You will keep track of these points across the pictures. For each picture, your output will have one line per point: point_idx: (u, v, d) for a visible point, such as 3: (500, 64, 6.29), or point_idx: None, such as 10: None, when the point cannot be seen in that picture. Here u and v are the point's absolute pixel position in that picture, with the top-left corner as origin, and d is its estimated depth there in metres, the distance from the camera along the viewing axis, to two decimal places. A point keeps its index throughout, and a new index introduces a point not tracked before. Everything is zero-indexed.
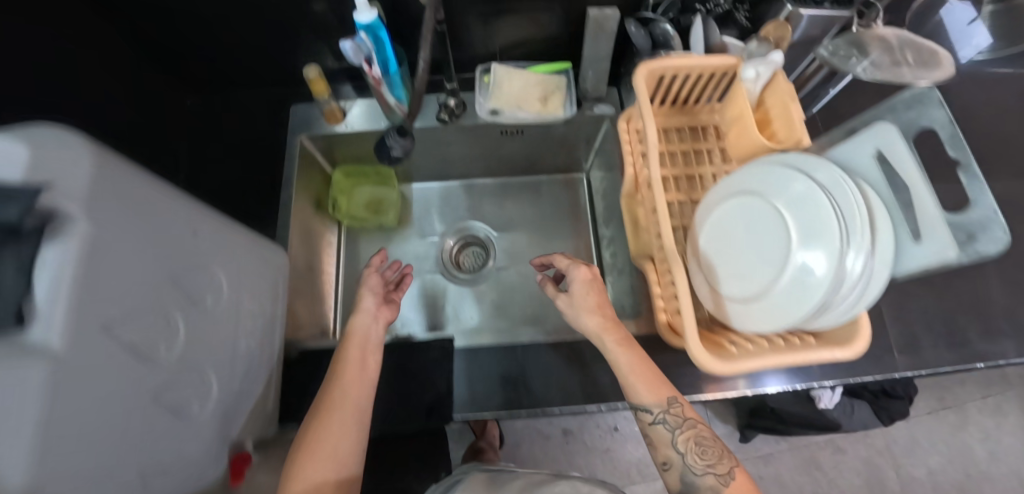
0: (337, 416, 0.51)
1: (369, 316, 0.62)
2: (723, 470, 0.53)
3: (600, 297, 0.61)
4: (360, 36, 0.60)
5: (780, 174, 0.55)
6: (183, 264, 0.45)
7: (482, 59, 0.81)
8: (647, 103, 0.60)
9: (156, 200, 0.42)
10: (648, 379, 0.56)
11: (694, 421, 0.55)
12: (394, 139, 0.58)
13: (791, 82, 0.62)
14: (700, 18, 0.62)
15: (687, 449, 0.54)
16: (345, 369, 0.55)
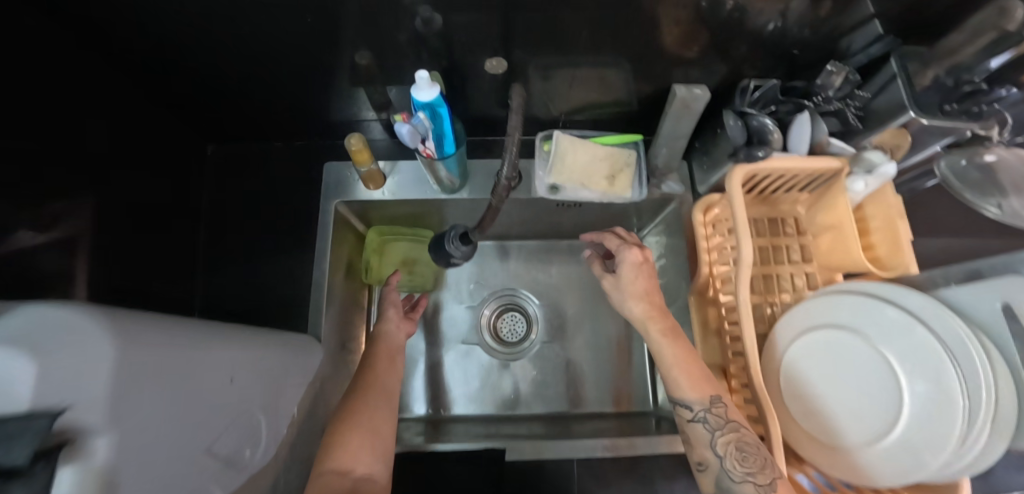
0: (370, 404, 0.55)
1: (393, 322, 0.68)
2: (764, 480, 0.46)
3: (648, 284, 0.60)
4: (418, 117, 0.53)
5: (883, 311, 0.51)
6: (213, 423, 0.38)
7: (539, 117, 0.72)
8: (744, 212, 0.54)
9: (189, 365, 0.35)
10: (691, 371, 0.53)
11: (738, 425, 0.49)
12: (456, 246, 0.57)
13: (900, 195, 0.56)
14: (806, 114, 0.55)
15: (725, 452, 0.48)
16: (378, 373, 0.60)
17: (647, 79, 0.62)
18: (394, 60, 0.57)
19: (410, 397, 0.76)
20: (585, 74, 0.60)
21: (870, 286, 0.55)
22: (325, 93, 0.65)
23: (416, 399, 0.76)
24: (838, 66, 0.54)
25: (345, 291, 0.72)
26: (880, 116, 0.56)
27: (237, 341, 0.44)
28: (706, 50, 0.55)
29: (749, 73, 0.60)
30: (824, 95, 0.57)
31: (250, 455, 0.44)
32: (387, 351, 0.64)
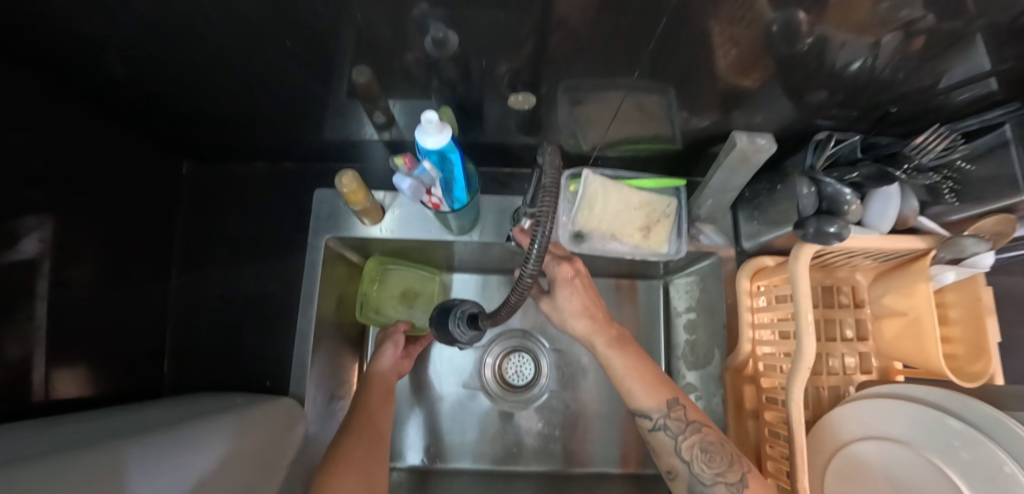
0: (360, 456, 0.47)
1: (391, 361, 0.62)
2: (735, 478, 0.41)
3: (586, 298, 0.53)
4: (423, 166, 0.44)
5: (952, 431, 0.44)
6: None
7: (563, 148, 0.62)
8: (808, 300, 0.46)
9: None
10: (646, 377, 0.47)
11: (700, 425, 0.44)
12: (461, 330, 0.43)
13: (993, 287, 0.48)
14: (895, 186, 0.47)
15: (691, 458, 0.43)
16: (376, 410, 0.54)
17: (698, 119, 0.52)
18: (397, 85, 0.47)
19: (404, 446, 0.70)
20: (625, 110, 0.50)
21: (943, 397, 0.47)
22: (316, 112, 0.55)
23: (416, 449, 0.70)
24: (946, 128, 0.45)
25: (335, 333, 0.64)
26: (981, 189, 0.46)
27: (188, 448, 0.38)
28: (779, 96, 0.45)
29: (824, 123, 0.49)
30: (917, 161, 0.47)
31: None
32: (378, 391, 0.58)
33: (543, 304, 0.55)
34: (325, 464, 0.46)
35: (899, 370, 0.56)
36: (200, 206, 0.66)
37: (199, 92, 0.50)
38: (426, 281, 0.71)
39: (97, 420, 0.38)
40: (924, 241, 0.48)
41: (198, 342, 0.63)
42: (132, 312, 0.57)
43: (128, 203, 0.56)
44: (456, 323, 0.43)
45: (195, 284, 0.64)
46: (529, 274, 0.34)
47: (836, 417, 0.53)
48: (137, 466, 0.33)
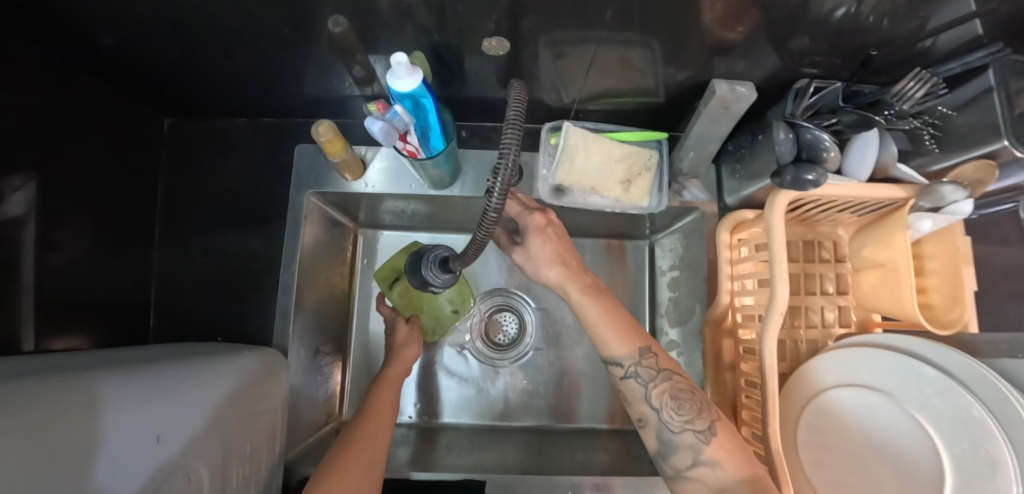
0: (367, 448, 0.45)
1: (405, 364, 0.60)
2: (703, 425, 0.42)
3: (559, 246, 0.50)
4: (395, 110, 0.44)
5: (910, 372, 0.45)
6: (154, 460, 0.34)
7: (544, 103, 0.61)
8: (783, 249, 0.46)
9: (79, 436, 0.30)
10: (619, 324, 0.46)
11: (670, 373, 0.44)
12: (434, 273, 0.45)
13: (969, 236, 0.48)
14: (874, 132, 0.47)
15: (661, 405, 0.43)
16: (382, 405, 0.52)
17: (680, 70, 0.51)
18: (371, 32, 0.46)
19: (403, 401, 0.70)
20: (605, 61, 0.49)
21: (920, 345, 0.47)
22: (292, 66, 0.54)
23: (411, 406, 0.71)
24: (924, 73, 0.44)
25: (320, 290, 0.65)
26: (961, 137, 0.47)
27: (170, 386, 0.38)
28: (760, 43, 0.44)
29: (807, 71, 0.48)
30: (897, 108, 0.46)
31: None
32: (393, 384, 0.57)
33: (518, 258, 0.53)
34: (334, 451, 0.45)
35: (878, 322, 0.57)
36: (181, 165, 0.66)
37: (171, 46, 0.49)
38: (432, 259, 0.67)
39: (75, 358, 0.38)
40: (903, 189, 0.47)
41: (183, 299, 0.63)
42: (115, 269, 0.57)
43: (109, 161, 0.56)
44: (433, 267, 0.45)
45: (178, 242, 0.65)
46: (493, 209, 0.34)
47: (808, 367, 0.53)
48: (112, 396, 0.33)
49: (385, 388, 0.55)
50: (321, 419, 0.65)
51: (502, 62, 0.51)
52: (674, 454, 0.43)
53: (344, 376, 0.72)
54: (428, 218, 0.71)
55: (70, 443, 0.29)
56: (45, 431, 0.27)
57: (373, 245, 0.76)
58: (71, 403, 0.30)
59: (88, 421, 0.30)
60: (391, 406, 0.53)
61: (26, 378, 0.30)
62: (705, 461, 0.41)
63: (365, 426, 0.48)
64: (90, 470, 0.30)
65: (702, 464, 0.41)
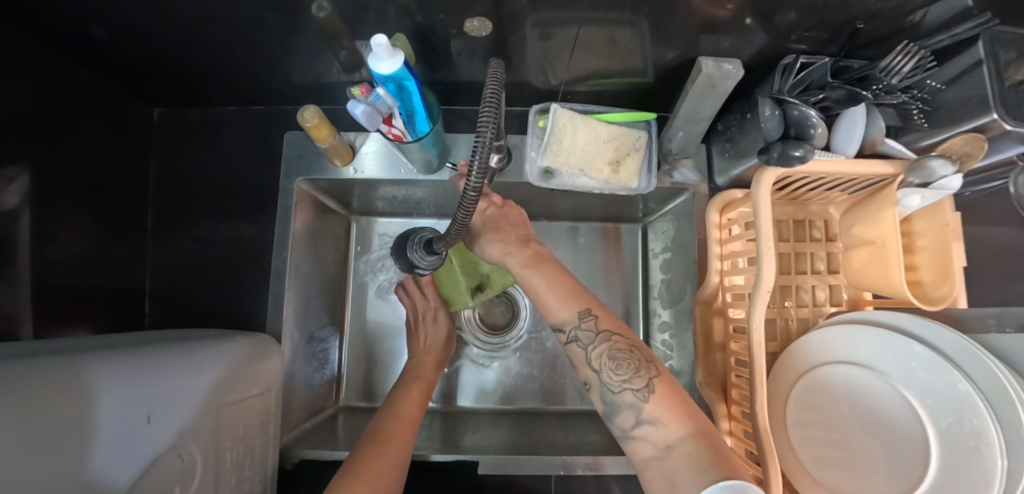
0: (394, 448, 0.47)
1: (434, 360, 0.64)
2: (641, 383, 0.40)
3: (499, 222, 0.53)
4: (378, 92, 0.44)
5: (900, 349, 0.45)
6: (147, 435, 0.35)
7: (533, 86, 0.61)
8: (769, 225, 0.45)
9: (74, 416, 0.30)
10: (562, 290, 0.46)
11: (609, 332, 0.43)
12: (421, 256, 0.47)
13: (959, 213, 0.47)
14: (862, 106, 0.46)
15: (601, 366, 0.42)
16: (410, 403, 0.56)
17: (667, 49, 0.50)
18: (356, 15, 0.46)
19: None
20: (591, 41, 0.49)
21: (908, 321, 0.47)
22: (278, 52, 0.54)
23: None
24: (910, 46, 0.44)
25: (314, 277, 0.65)
26: (951, 111, 0.46)
27: (164, 365, 0.39)
28: (747, 17, 0.43)
29: (796, 46, 0.48)
30: (886, 83, 0.46)
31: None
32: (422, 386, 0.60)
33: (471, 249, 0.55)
34: (361, 449, 0.47)
35: (869, 300, 0.56)
36: (172, 154, 0.66)
37: (159, 35, 0.49)
38: (494, 272, 0.64)
39: (68, 341, 0.39)
40: (891, 165, 0.47)
41: (176, 287, 0.64)
42: (105, 257, 0.58)
43: (100, 150, 0.57)
44: (424, 247, 0.46)
45: (170, 231, 0.65)
46: (473, 189, 0.33)
47: (797, 347, 0.53)
48: (107, 375, 0.34)
49: (413, 389, 0.58)
50: (317, 404, 0.66)
51: (487, 43, 0.51)
52: (619, 415, 0.41)
53: (341, 361, 0.73)
54: (419, 203, 0.71)
55: (65, 422, 0.29)
56: (40, 411, 0.28)
57: (365, 232, 0.77)
58: (64, 380, 0.30)
59: (83, 401, 0.31)
60: (419, 410, 0.56)
61: (19, 357, 0.30)
62: (648, 420, 0.39)
63: (394, 429, 0.50)
64: (85, 443, 0.30)
65: (645, 423, 0.39)
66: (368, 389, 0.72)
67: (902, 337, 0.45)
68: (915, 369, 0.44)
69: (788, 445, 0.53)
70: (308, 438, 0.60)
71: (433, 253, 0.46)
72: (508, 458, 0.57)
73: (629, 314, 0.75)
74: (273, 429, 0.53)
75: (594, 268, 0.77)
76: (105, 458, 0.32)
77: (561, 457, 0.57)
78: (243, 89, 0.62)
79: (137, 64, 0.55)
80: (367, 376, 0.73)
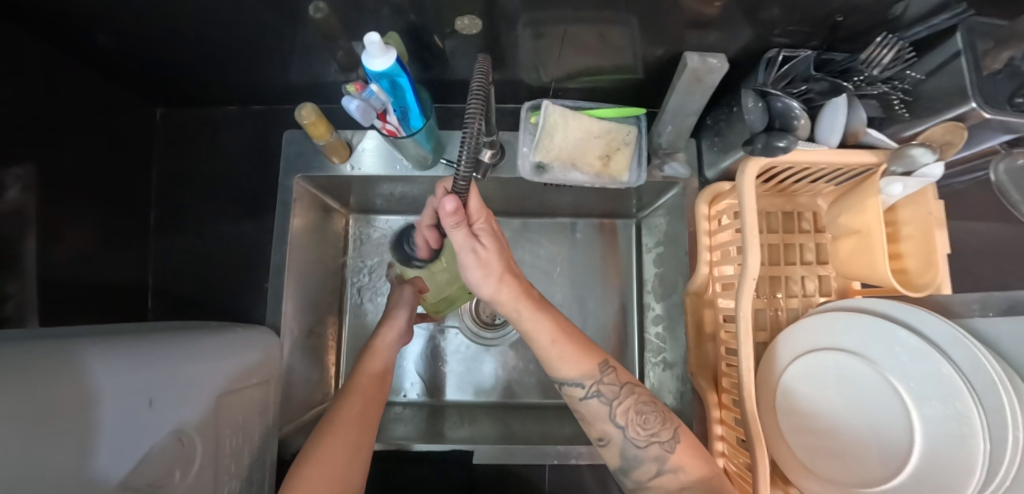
0: (348, 432, 0.46)
1: (395, 331, 0.59)
2: (667, 436, 0.44)
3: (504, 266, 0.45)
4: (370, 89, 0.45)
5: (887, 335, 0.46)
6: (148, 419, 0.36)
7: (526, 84, 0.62)
8: (755, 215, 0.46)
9: (78, 396, 0.31)
10: (575, 344, 0.47)
11: (632, 387, 0.46)
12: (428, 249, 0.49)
13: (943, 200, 0.48)
14: (844, 97, 0.46)
15: (627, 424, 0.45)
16: (365, 382, 0.53)
17: (654, 45, 0.52)
18: (352, 15, 0.48)
19: (402, 380, 0.72)
20: (580, 38, 0.50)
21: (894, 308, 0.47)
22: (276, 53, 0.55)
23: (421, 386, 0.72)
24: (888, 38, 0.46)
25: (312, 272, 0.67)
26: (932, 102, 0.47)
27: (164, 353, 0.40)
28: (728, 13, 0.45)
29: (779, 41, 0.49)
30: (867, 74, 0.47)
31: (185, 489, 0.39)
32: (378, 357, 0.57)
33: (446, 202, 0.37)
34: (314, 436, 0.46)
35: (858, 290, 0.57)
36: (174, 154, 0.68)
37: (160, 36, 0.51)
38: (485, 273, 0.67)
39: (74, 328, 0.40)
40: (873, 154, 0.47)
41: (178, 284, 0.65)
42: (110, 254, 0.59)
43: (105, 150, 0.58)
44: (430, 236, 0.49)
45: (173, 229, 0.67)
46: (463, 177, 0.37)
47: (787, 336, 0.53)
48: (106, 360, 0.34)
49: (368, 362, 0.55)
50: (316, 398, 0.67)
51: (479, 41, 0.52)
52: (637, 465, 0.45)
53: (340, 357, 0.74)
54: (416, 200, 0.73)
55: (68, 403, 0.30)
56: (45, 392, 0.29)
57: (364, 229, 0.78)
58: (68, 363, 0.31)
59: (85, 383, 0.32)
60: (379, 386, 0.53)
61: (23, 340, 0.32)
62: (669, 469, 0.44)
63: (347, 409, 0.49)
64: (90, 423, 0.32)
65: (665, 472, 0.44)
66: None
67: (888, 323, 0.46)
68: (901, 355, 0.45)
69: (778, 432, 0.53)
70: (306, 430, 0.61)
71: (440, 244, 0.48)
72: (501, 448, 0.58)
73: (624, 308, 0.76)
74: (272, 420, 0.54)
75: (590, 263, 0.78)
76: (109, 440, 0.33)
77: (555, 448, 0.57)
78: (243, 89, 0.64)
79: (139, 65, 0.57)
80: None
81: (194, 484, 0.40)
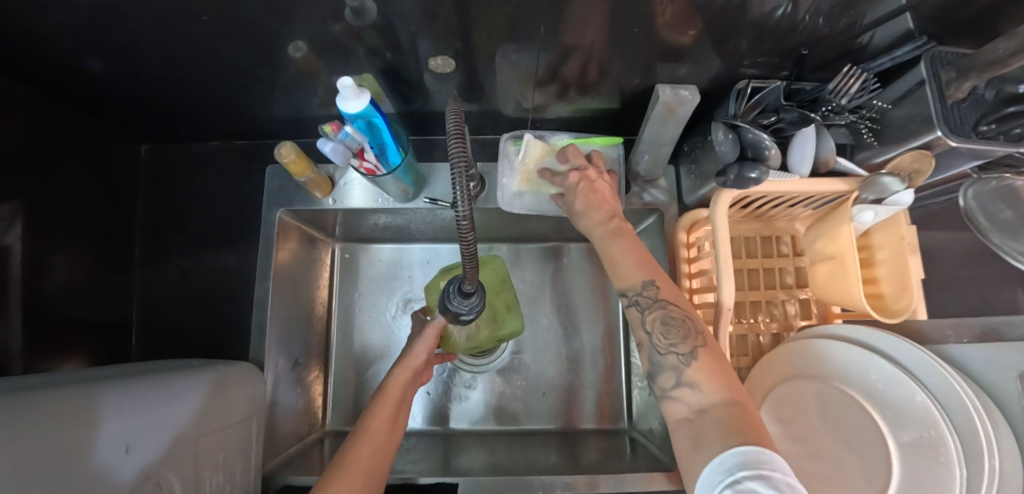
0: (359, 478, 0.42)
1: (410, 372, 0.55)
2: (687, 349, 0.39)
3: (601, 197, 0.50)
4: (346, 130, 0.46)
5: (859, 363, 0.46)
6: (127, 462, 0.36)
7: (505, 115, 0.64)
8: (728, 245, 0.47)
9: (67, 436, 0.32)
10: (636, 256, 0.44)
11: (668, 299, 0.42)
12: (458, 302, 0.44)
13: (914, 226, 0.49)
14: (811, 127, 0.47)
15: (652, 328, 0.41)
16: (377, 422, 0.49)
17: (626, 77, 0.53)
18: (330, 55, 0.49)
19: None
20: (555, 71, 0.52)
21: (871, 336, 0.48)
22: (258, 91, 0.57)
23: (418, 414, 0.73)
24: (855, 69, 0.46)
25: (297, 304, 0.67)
26: (898, 130, 0.48)
27: (144, 396, 0.40)
28: (696, 47, 0.46)
29: (747, 71, 0.50)
30: (835, 103, 0.48)
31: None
32: (394, 397, 0.52)
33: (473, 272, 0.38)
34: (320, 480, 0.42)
35: (837, 313, 0.57)
36: (159, 188, 0.69)
37: (145, 74, 0.52)
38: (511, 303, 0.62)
39: (58, 372, 0.41)
40: (843, 182, 0.48)
41: (164, 319, 0.66)
42: (94, 291, 0.59)
43: (89, 185, 0.59)
44: (455, 281, 0.45)
45: (158, 264, 0.67)
46: (464, 218, 0.35)
47: (767, 363, 0.54)
48: (112, 403, 0.37)
49: (381, 404, 0.50)
50: (302, 430, 0.67)
51: (457, 77, 0.54)
52: (660, 376, 0.40)
53: (328, 387, 0.74)
54: (400, 230, 0.73)
55: (60, 449, 0.31)
56: (34, 440, 0.30)
57: (349, 258, 0.78)
58: (54, 407, 0.32)
59: (73, 428, 0.33)
60: (393, 428, 0.50)
61: (15, 389, 0.33)
62: (687, 383, 0.38)
63: (357, 449, 0.45)
64: (79, 465, 0.32)
65: (684, 385, 0.38)
66: (353, 415, 0.73)
67: (861, 351, 0.46)
68: (874, 382, 0.46)
69: None
70: (291, 464, 0.61)
71: (471, 294, 0.44)
72: (482, 478, 0.57)
73: (610, 331, 0.77)
74: (254, 456, 0.54)
75: (576, 287, 0.78)
76: (93, 485, 0.33)
77: (538, 478, 0.56)
78: (229, 126, 0.65)
79: (125, 103, 0.58)
80: (353, 400, 0.74)
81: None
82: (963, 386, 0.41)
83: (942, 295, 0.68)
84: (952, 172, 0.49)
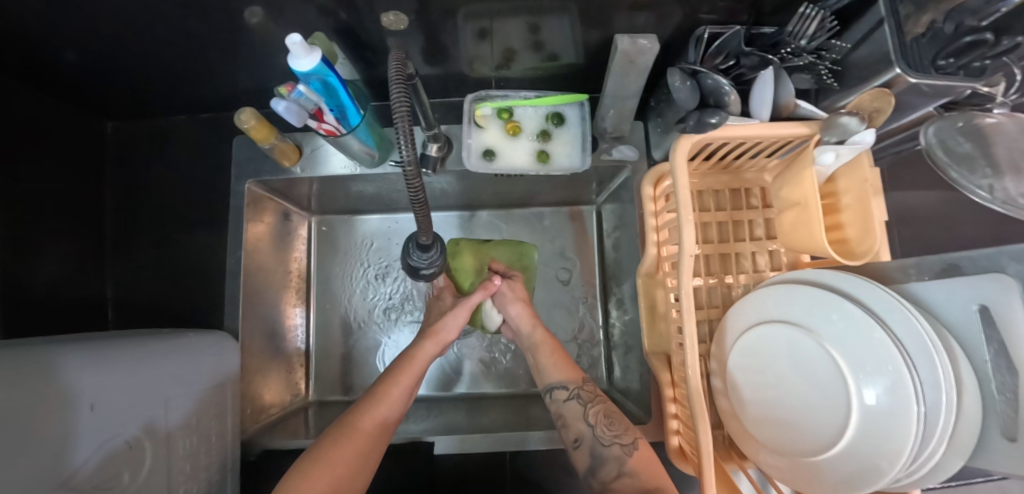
0: (362, 442, 0.46)
1: (437, 346, 0.60)
2: (628, 440, 0.49)
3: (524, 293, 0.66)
4: (300, 89, 0.46)
5: (821, 305, 0.47)
6: (92, 421, 0.36)
7: (472, 77, 0.63)
8: (688, 191, 0.46)
9: (35, 394, 0.32)
10: (563, 363, 0.58)
11: (603, 399, 0.54)
12: (419, 256, 0.49)
13: (877, 167, 0.48)
14: (770, 70, 0.46)
15: (595, 421, 0.51)
16: (393, 386, 0.53)
17: (587, 31, 0.52)
18: (283, 19, 0.48)
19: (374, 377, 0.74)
20: (511, 28, 0.51)
21: (834, 278, 0.48)
22: (215, 62, 0.56)
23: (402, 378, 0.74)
24: (811, 8, 0.45)
25: (272, 275, 0.68)
26: (859, 71, 0.47)
27: (113, 356, 0.40)
28: None
29: (706, 17, 0.49)
30: (795, 45, 0.48)
31: (134, 490, 0.40)
32: (415, 368, 0.57)
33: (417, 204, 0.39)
34: (323, 439, 0.46)
35: (807, 262, 0.58)
36: (129, 167, 0.69)
37: (99, 49, 0.51)
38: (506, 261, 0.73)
39: (16, 339, 0.40)
40: (805, 125, 0.47)
41: (140, 297, 0.66)
42: (68, 271, 0.60)
43: (56, 163, 0.59)
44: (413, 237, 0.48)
45: (130, 243, 0.67)
46: (409, 161, 0.36)
47: (732, 313, 0.54)
48: (82, 363, 0.37)
49: (400, 374, 0.54)
50: (285, 399, 0.68)
51: (417, 38, 0.53)
52: (602, 468, 0.48)
53: (310, 357, 0.75)
54: (375, 199, 0.74)
55: (27, 405, 0.31)
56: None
57: (326, 231, 0.79)
58: (19, 365, 0.32)
59: (40, 386, 0.33)
60: (404, 395, 0.54)
61: None
62: (628, 473, 0.46)
63: (365, 414, 0.49)
64: (42, 422, 0.32)
65: (625, 475, 0.47)
66: (336, 385, 0.74)
67: (824, 293, 0.46)
68: (835, 323, 0.46)
69: (726, 411, 0.54)
70: (276, 429, 0.63)
71: (430, 249, 0.48)
72: (461, 434, 0.59)
73: (589, 293, 0.78)
74: (233, 422, 0.55)
75: (555, 250, 0.80)
76: (56, 447, 0.33)
77: (518, 433, 0.59)
78: (195, 99, 0.65)
79: (84, 80, 0.57)
80: (336, 370, 0.75)
81: (144, 486, 0.41)
82: (921, 321, 0.41)
83: (914, 242, 0.68)
84: (914, 113, 0.48)
